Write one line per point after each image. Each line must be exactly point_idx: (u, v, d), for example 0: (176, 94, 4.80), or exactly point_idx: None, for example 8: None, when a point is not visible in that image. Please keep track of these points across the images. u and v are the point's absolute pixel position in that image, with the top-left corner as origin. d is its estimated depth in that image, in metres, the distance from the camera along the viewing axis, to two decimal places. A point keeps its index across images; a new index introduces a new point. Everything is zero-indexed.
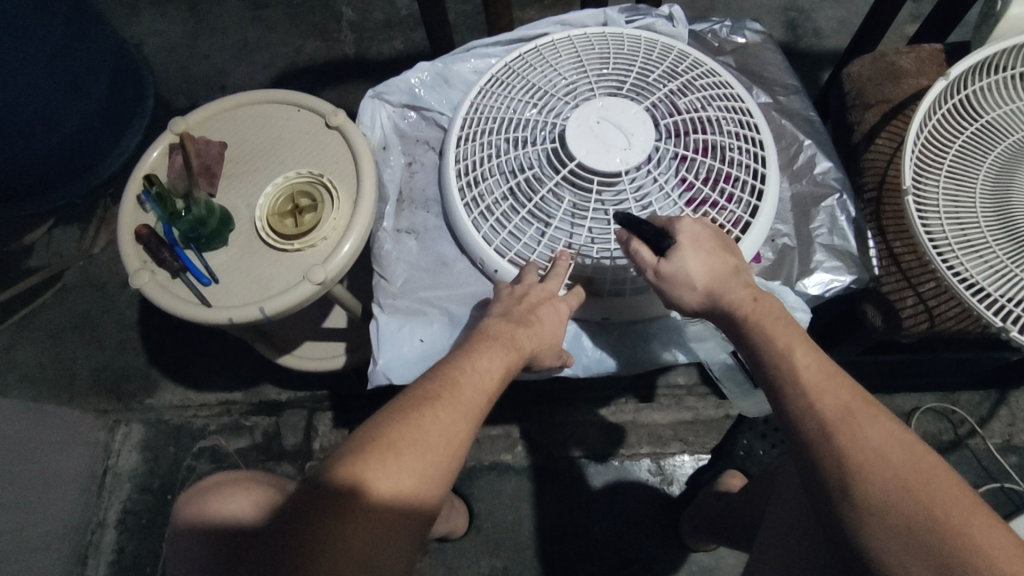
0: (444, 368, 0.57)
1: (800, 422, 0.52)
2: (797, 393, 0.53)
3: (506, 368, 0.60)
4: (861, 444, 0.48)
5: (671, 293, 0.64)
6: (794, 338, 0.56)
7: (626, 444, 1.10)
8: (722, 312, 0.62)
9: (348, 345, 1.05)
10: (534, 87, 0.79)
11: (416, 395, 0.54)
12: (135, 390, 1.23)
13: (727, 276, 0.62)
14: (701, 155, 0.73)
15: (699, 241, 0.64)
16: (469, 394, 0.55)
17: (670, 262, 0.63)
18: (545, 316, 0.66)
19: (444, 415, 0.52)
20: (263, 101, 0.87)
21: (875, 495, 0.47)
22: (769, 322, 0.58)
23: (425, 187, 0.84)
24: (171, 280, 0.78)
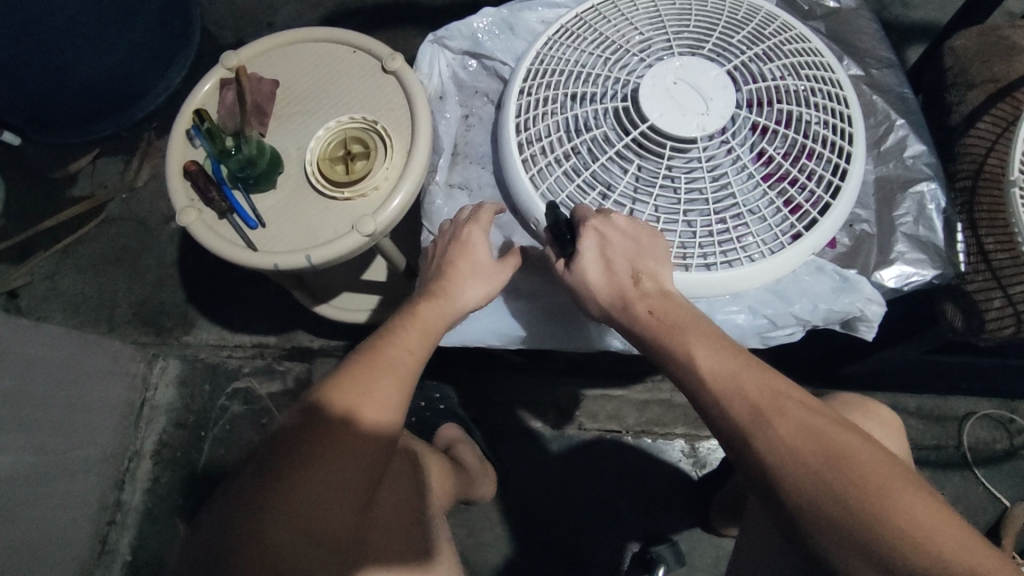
0: (388, 338, 0.63)
1: (722, 428, 0.51)
2: (718, 395, 0.51)
3: (432, 328, 0.65)
4: (771, 447, 0.48)
5: (581, 301, 0.63)
6: (691, 337, 0.55)
7: (661, 423, 1.08)
8: (621, 324, 0.60)
9: (385, 300, 1.04)
10: (605, 42, 0.73)
11: (367, 366, 0.60)
12: (172, 326, 1.26)
13: (629, 288, 0.60)
14: (783, 127, 0.68)
15: (605, 249, 0.61)
16: (411, 363, 0.63)
17: (573, 272, 0.62)
18: (459, 262, 0.67)
19: (395, 380, 0.60)
20: (316, 40, 0.83)
21: (793, 490, 0.46)
22: (667, 337, 0.56)
23: (481, 142, 0.80)
24: (218, 220, 0.76)
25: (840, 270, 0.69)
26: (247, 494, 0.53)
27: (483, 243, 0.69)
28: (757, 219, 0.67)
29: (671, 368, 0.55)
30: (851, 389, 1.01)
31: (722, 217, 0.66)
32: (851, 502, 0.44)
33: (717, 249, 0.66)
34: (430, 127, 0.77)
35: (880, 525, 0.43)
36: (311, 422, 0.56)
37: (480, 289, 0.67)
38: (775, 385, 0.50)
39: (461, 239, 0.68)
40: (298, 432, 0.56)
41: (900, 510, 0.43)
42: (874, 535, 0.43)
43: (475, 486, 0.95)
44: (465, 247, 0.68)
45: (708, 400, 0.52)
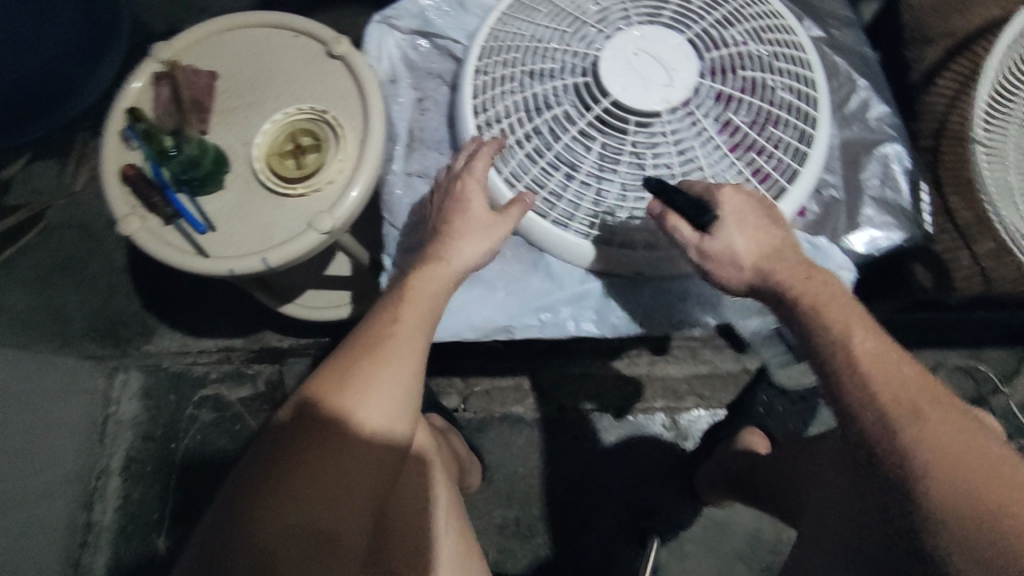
0: (380, 311, 0.60)
1: (851, 419, 0.52)
2: (872, 383, 0.50)
3: (426, 300, 0.60)
4: (919, 444, 0.48)
5: (715, 273, 0.59)
6: (851, 315, 0.53)
7: (642, 399, 1.07)
8: (765, 295, 0.58)
9: (354, 295, 1.01)
10: (562, 13, 0.70)
11: (355, 343, 0.58)
12: (133, 336, 1.19)
13: (774, 256, 0.57)
14: (747, 94, 0.66)
15: (742, 216, 0.58)
16: (408, 336, 0.58)
17: (715, 240, 0.58)
18: (454, 223, 0.63)
19: (386, 354, 0.57)
20: (253, 25, 0.77)
21: (933, 490, 0.47)
22: (826, 314, 0.54)
23: (438, 127, 0.76)
24: (164, 226, 0.72)
25: (811, 237, 0.67)
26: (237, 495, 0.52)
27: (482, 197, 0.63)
28: None
29: (812, 342, 0.54)
30: None
31: None
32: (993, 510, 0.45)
33: None
34: (383, 114, 0.73)
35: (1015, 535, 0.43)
36: (298, 404, 0.55)
37: (477, 245, 0.61)
38: (927, 382, 0.51)
39: (457, 197, 0.63)
40: (287, 416, 0.55)
41: None
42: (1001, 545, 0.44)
43: (465, 474, 0.94)
44: (460, 205, 0.63)
45: (856, 386, 0.51)
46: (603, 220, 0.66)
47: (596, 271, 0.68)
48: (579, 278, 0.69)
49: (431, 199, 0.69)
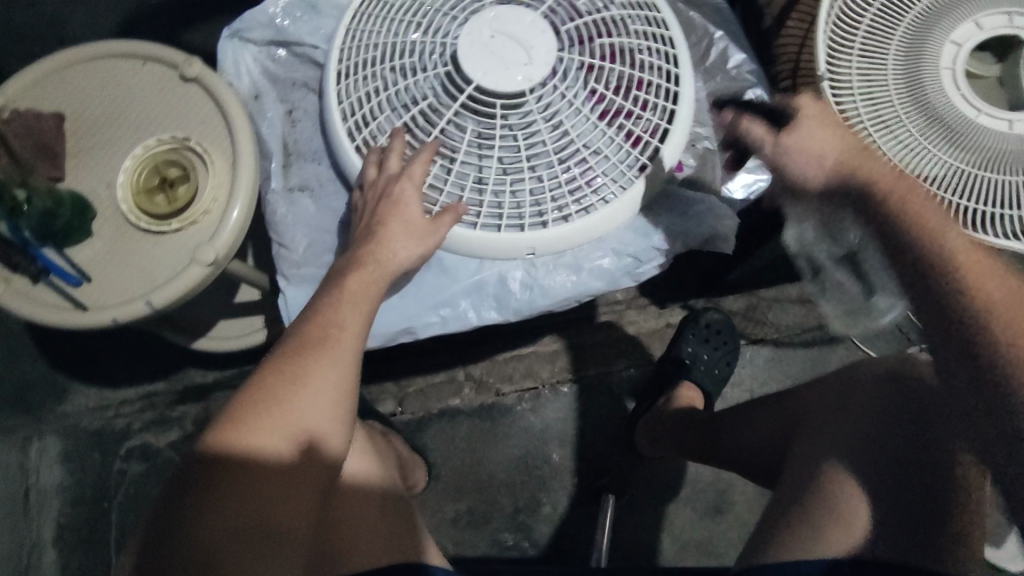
0: (316, 312, 0.60)
1: (934, 304, 0.55)
2: (961, 274, 0.54)
3: (362, 299, 0.61)
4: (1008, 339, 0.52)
5: (790, 167, 0.60)
6: (940, 216, 0.56)
7: (575, 370, 1.08)
8: (849, 189, 0.58)
9: (266, 319, 0.98)
10: (416, 4, 0.69)
11: (292, 346, 0.58)
12: (43, 399, 1.12)
13: (860, 151, 0.58)
14: (609, 61, 0.67)
15: (823, 117, 0.60)
16: (346, 337, 0.59)
17: (793, 139, 0.59)
18: (387, 219, 0.62)
19: (322, 358, 0.58)
20: (93, 57, 0.72)
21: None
22: (908, 205, 0.57)
23: (312, 137, 0.74)
24: (33, 285, 0.68)
25: (690, 194, 0.71)
26: (177, 494, 0.52)
27: (417, 199, 0.63)
28: (602, 159, 0.67)
29: (907, 220, 0.56)
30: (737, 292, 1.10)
31: (567, 165, 0.66)
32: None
33: (572, 198, 0.66)
34: (251, 132, 0.70)
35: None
36: (235, 411, 0.55)
37: (410, 249, 0.62)
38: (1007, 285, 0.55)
39: (387, 194, 0.63)
40: (224, 424, 0.55)
41: None
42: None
43: (411, 474, 0.95)
44: (395, 204, 0.62)
45: (943, 273, 0.54)
46: (489, 204, 0.66)
47: (489, 258, 0.68)
48: (474, 268, 0.68)
49: (358, 198, 0.67)
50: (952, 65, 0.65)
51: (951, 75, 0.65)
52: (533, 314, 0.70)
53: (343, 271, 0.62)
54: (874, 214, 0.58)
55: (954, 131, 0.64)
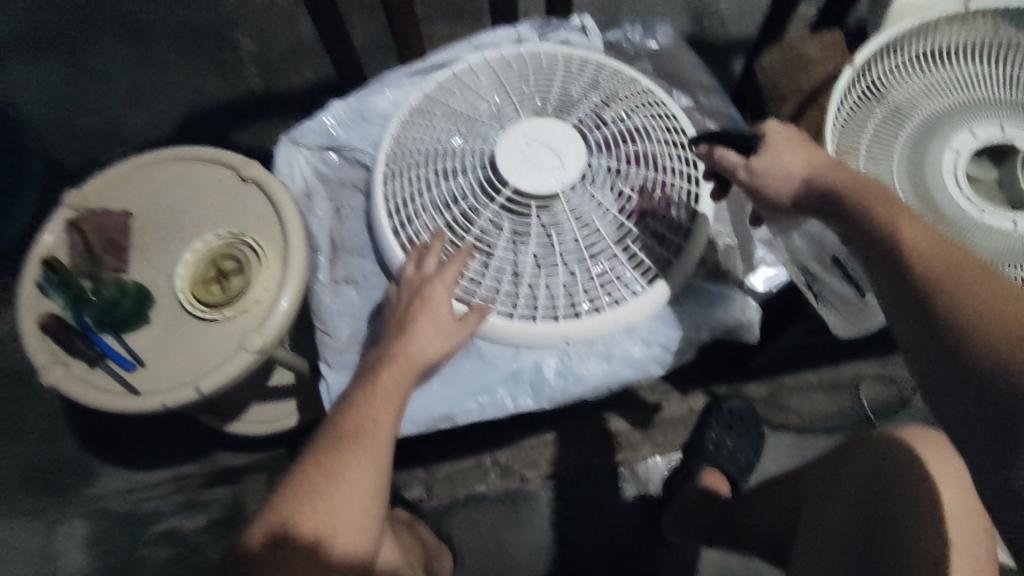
0: (348, 407, 0.61)
1: (897, 285, 0.53)
2: (905, 248, 0.54)
3: (394, 393, 0.62)
4: (959, 297, 0.48)
5: (766, 189, 0.64)
6: (899, 211, 0.57)
7: (600, 456, 1.08)
8: (825, 200, 0.62)
9: (300, 403, 1.00)
10: (458, 116, 0.76)
11: (325, 442, 0.59)
12: (71, 481, 1.14)
13: (828, 168, 0.62)
14: (634, 166, 0.73)
15: (789, 139, 0.64)
16: (377, 432, 0.60)
17: (762, 159, 0.63)
18: (418, 316, 0.65)
19: (355, 453, 0.59)
20: (163, 160, 0.80)
21: (977, 336, 0.46)
22: (875, 203, 0.58)
23: (357, 233, 0.80)
24: (90, 370, 0.71)
25: (717, 286, 0.75)
26: None
27: (447, 296, 0.66)
28: (629, 256, 0.71)
29: (868, 223, 0.57)
30: (760, 378, 1.11)
31: (597, 261, 0.70)
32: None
33: (602, 291, 0.70)
34: (302, 229, 0.76)
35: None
36: (278, 507, 0.57)
37: (438, 345, 0.65)
38: (975, 270, 0.50)
39: (418, 294, 0.67)
40: (265, 521, 0.56)
41: None
42: (1003, 393, 0.43)
43: (436, 562, 0.93)
44: (426, 303, 0.66)
45: (890, 253, 0.55)
46: (524, 297, 0.70)
47: (525, 346, 0.71)
48: (511, 355, 0.71)
49: (393, 291, 0.71)
50: (953, 171, 0.70)
51: (953, 180, 0.70)
52: (569, 400, 0.72)
53: (375, 366, 0.64)
54: (846, 222, 0.60)
55: (963, 228, 0.68)
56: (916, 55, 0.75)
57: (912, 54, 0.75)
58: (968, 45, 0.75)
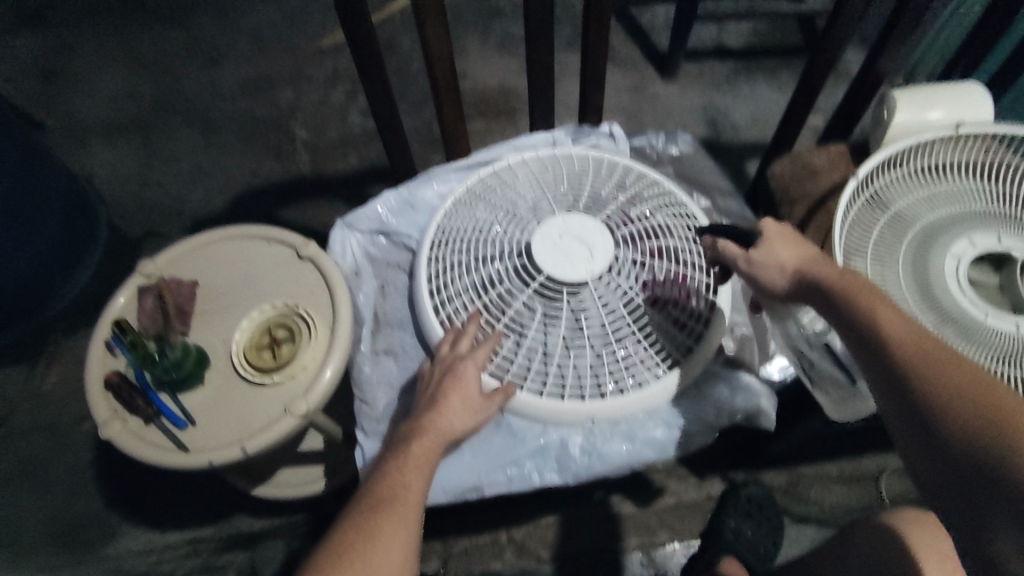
0: (382, 478, 0.62)
1: (886, 373, 0.55)
2: (888, 335, 0.56)
3: (425, 463, 0.64)
4: (941, 389, 0.51)
5: (761, 279, 0.68)
6: (879, 299, 0.59)
7: (617, 539, 1.08)
8: (811, 288, 0.64)
9: (326, 469, 1.03)
10: (498, 208, 0.85)
11: (361, 511, 0.59)
12: (91, 538, 1.15)
13: (816, 260, 0.65)
14: (656, 259, 0.80)
15: (783, 233, 0.68)
16: (412, 501, 0.61)
17: (759, 251, 0.67)
18: (448, 392, 0.69)
19: (393, 521, 0.58)
20: (229, 237, 0.89)
21: (962, 427, 0.48)
22: (858, 295, 0.60)
23: (399, 309, 0.86)
24: (145, 426, 0.76)
25: (733, 372, 0.80)
26: None
27: (476, 375, 0.71)
28: (652, 342, 0.77)
29: (850, 311, 0.59)
30: (778, 467, 1.12)
31: (621, 346, 0.75)
32: (1006, 437, 0.46)
33: (625, 374, 0.75)
34: (350, 305, 0.83)
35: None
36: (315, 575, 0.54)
37: (465, 421, 0.68)
38: (948, 357, 0.53)
39: (448, 373, 0.71)
40: None
41: None
42: (991, 481, 0.45)
43: None
44: (457, 380, 0.70)
45: (875, 340, 0.57)
46: (553, 377, 0.75)
47: (553, 423, 0.75)
48: (538, 431, 0.75)
49: (426, 369, 0.75)
50: (955, 275, 0.75)
51: (956, 283, 0.75)
52: (592, 477, 0.76)
53: (406, 439, 0.66)
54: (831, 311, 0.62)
55: (966, 329, 0.72)
56: (916, 169, 0.83)
57: (913, 168, 0.82)
58: (963, 162, 0.82)
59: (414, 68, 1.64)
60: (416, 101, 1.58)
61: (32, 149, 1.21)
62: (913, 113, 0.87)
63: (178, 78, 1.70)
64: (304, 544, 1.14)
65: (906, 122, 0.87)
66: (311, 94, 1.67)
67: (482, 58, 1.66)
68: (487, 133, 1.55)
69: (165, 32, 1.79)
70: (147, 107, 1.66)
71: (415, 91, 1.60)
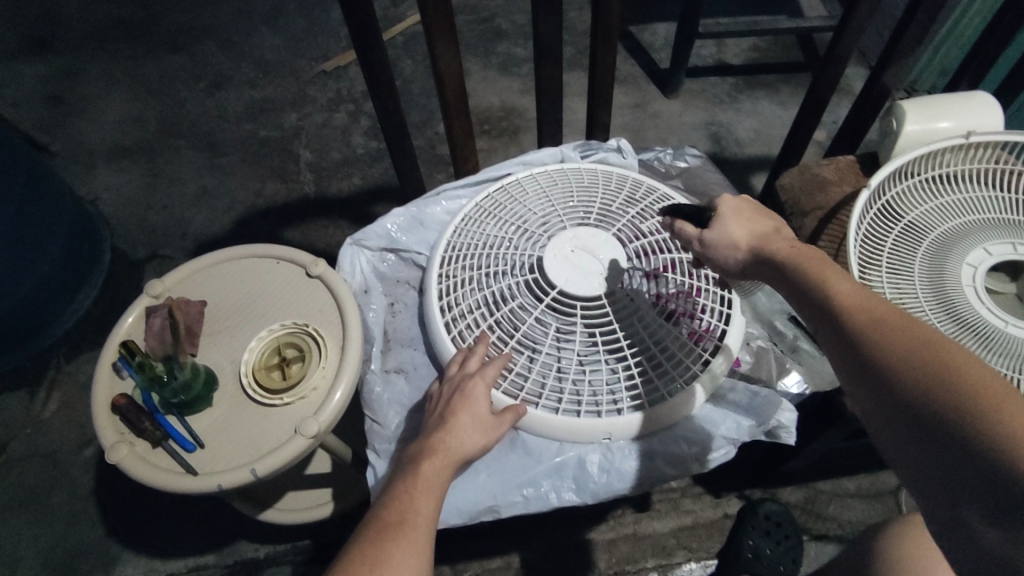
0: (390, 504, 0.59)
1: (840, 342, 0.52)
2: (837, 302, 0.54)
3: (437, 485, 0.62)
4: (890, 351, 0.47)
5: (716, 256, 0.68)
6: (830, 270, 0.57)
7: (631, 560, 1.05)
8: (763, 262, 0.63)
9: (334, 491, 1.01)
10: (507, 223, 0.84)
11: (367, 539, 0.55)
12: (92, 567, 1.12)
13: (768, 236, 0.65)
14: (669, 272, 0.79)
15: (739, 212, 0.68)
16: (421, 529, 0.57)
17: (711, 229, 0.68)
18: (458, 410, 0.68)
19: (402, 542, 0.55)
20: (239, 256, 0.88)
21: (905, 382, 0.45)
22: (808, 267, 0.58)
23: (409, 326, 0.86)
24: (151, 449, 0.74)
25: (751, 386, 0.79)
26: None
27: (485, 393, 0.70)
28: (669, 357, 0.76)
29: (803, 285, 0.58)
30: (795, 484, 1.10)
31: (637, 360, 0.75)
32: (955, 393, 0.42)
33: (643, 388, 0.74)
34: (360, 322, 0.82)
35: (981, 409, 0.40)
36: None
37: (477, 441, 0.66)
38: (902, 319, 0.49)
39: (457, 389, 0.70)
40: None
41: (992, 412, 0.39)
42: (954, 446, 0.41)
43: None
44: (466, 398, 0.69)
45: (826, 307, 0.54)
46: (568, 394, 0.73)
47: (569, 441, 0.73)
48: (554, 450, 0.74)
49: (435, 389, 0.74)
50: (973, 284, 0.75)
51: (974, 292, 0.74)
52: (612, 496, 0.74)
53: (416, 459, 0.64)
54: (783, 283, 0.60)
55: (986, 337, 0.71)
56: (927, 179, 0.83)
57: (924, 178, 0.82)
58: (975, 171, 0.82)
59: (418, 89, 1.65)
60: (421, 121, 1.60)
61: (38, 173, 1.21)
62: (924, 123, 0.87)
63: (183, 103, 1.72)
64: (311, 570, 1.11)
65: (916, 132, 0.87)
66: (316, 117, 1.68)
67: (485, 78, 1.68)
68: (492, 151, 1.55)
69: (170, 58, 1.81)
70: (153, 131, 1.67)
71: (419, 112, 1.61)
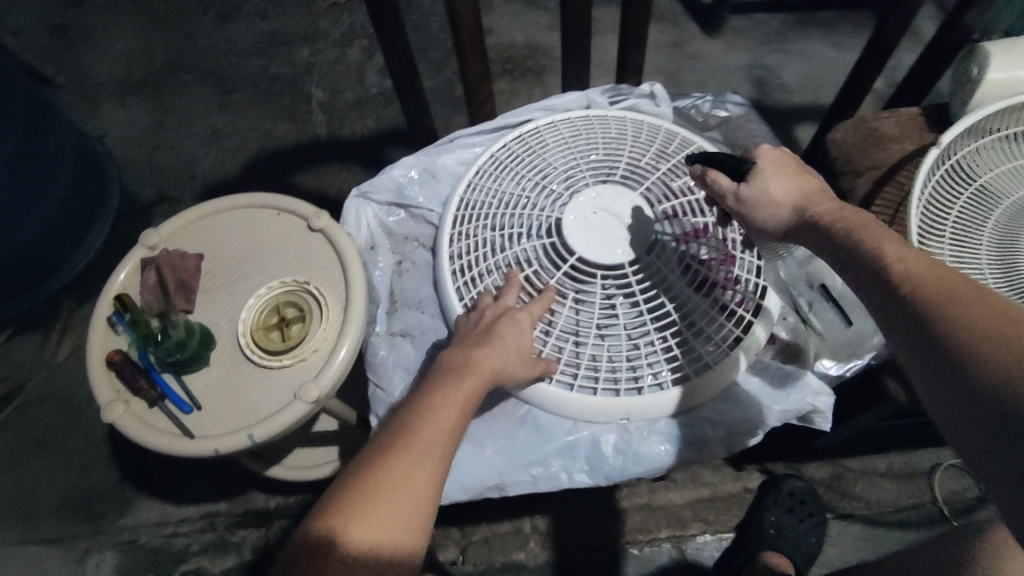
0: (401, 421, 0.53)
1: (902, 309, 0.47)
2: (897, 269, 0.49)
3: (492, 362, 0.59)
4: (965, 321, 0.43)
5: (756, 215, 0.62)
6: (889, 234, 0.52)
7: (644, 530, 1.02)
8: (812, 224, 0.57)
9: (342, 450, 0.99)
10: (525, 178, 0.77)
11: (385, 437, 0.52)
12: (107, 510, 1.14)
13: (814, 195, 0.59)
14: (701, 238, 0.71)
15: (781, 164, 0.62)
16: (443, 423, 0.53)
17: (751, 186, 0.61)
18: (505, 333, 0.62)
19: (455, 395, 0.55)
20: (238, 206, 0.83)
21: (984, 357, 0.41)
22: (866, 232, 0.53)
23: (417, 287, 0.80)
24: (148, 409, 0.71)
25: (781, 366, 0.73)
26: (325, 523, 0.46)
27: (530, 319, 0.64)
28: (697, 333, 0.69)
29: (859, 247, 0.53)
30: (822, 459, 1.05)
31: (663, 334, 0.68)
32: None
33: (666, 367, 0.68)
34: (365, 283, 0.77)
35: None
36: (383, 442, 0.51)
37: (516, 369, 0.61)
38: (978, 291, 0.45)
39: (501, 314, 0.64)
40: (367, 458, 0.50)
41: None
42: None
43: None
44: (514, 324, 0.63)
45: (887, 275, 0.49)
46: (585, 367, 0.68)
47: (583, 420, 0.68)
48: (567, 428, 0.69)
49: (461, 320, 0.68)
50: None
51: None
52: (626, 478, 0.69)
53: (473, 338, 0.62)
54: (829, 248, 0.56)
55: None
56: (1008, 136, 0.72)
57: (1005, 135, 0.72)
58: None
59: (436, 24, 1.53)
60: (438, 60, 1.49)
61: (43, 108, 1.15)
62: (1009, 71, 0.75)
63: (189, 34, 1.63)
64: None
65: (999, 81, 0.75)
66: (328, 52, 1.58)
67: (510, 12, 1.55)
68: (514, 94, 1.45)
69: None
70: (159, 65, 1.59)
71: (436, 49, 1.50)
